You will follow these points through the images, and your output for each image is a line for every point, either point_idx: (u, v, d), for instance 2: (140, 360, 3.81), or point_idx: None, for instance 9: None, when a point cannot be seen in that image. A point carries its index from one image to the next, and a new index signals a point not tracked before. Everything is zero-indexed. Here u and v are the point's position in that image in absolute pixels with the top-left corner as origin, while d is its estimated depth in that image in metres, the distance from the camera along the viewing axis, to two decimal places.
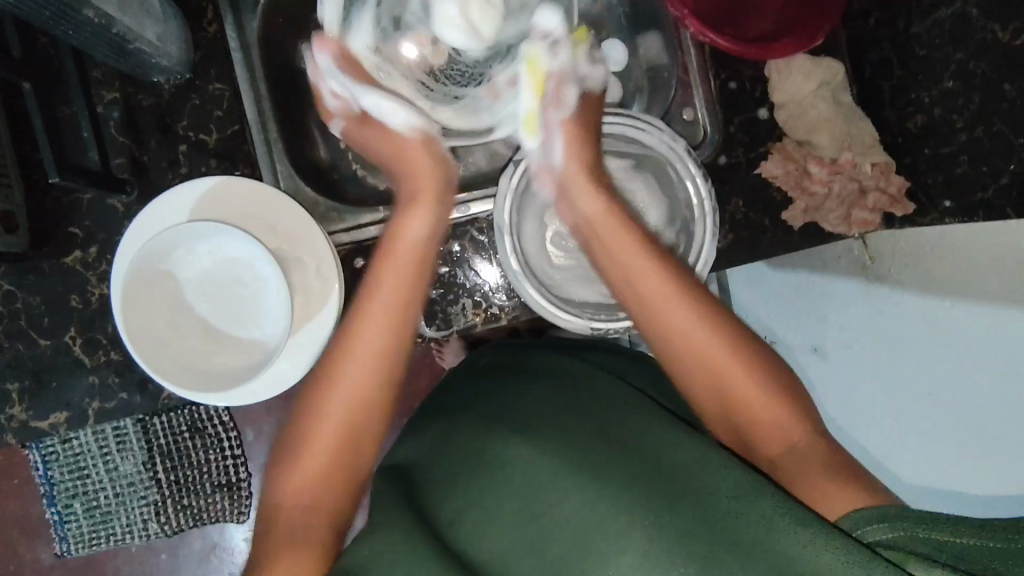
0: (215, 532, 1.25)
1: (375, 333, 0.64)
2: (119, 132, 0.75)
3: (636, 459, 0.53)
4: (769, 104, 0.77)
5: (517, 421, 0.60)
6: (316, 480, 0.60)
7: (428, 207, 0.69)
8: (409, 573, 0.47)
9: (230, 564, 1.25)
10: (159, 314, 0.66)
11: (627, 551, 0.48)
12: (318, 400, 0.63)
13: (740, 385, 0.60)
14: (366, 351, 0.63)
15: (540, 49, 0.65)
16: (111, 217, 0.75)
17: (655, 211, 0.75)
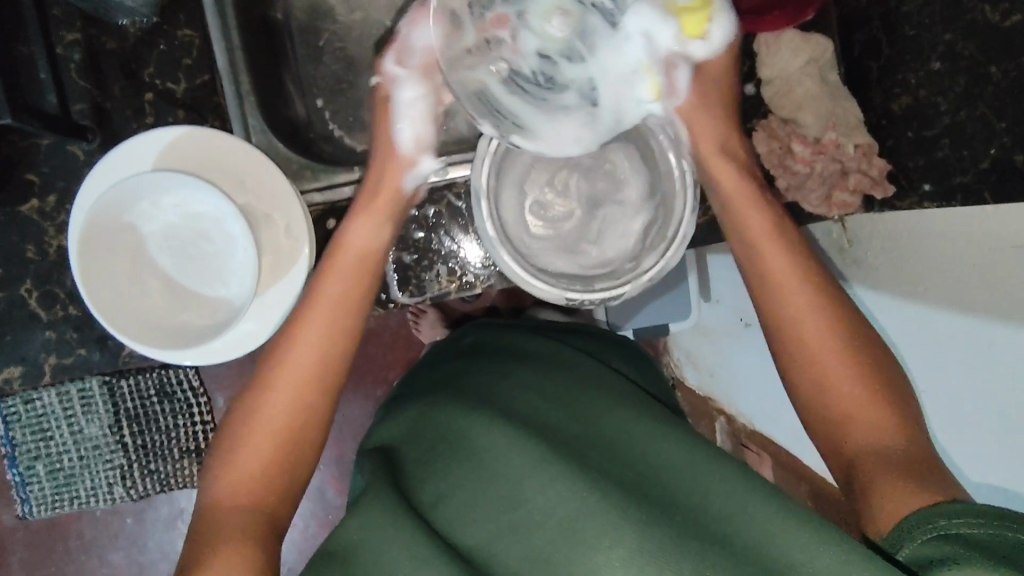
0: (182, 497, 1.26)
1: (314, 323, 0.65)
2: (81, 75, 0.71)
3: (624, 465, 0.52)
4: (755, 79, 0.77)
5: (503, 404, 0.59)
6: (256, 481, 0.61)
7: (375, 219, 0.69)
8: (396, 549, 0.47)
9: None
10: (120, 268, 0.63)
11: (616, 546, 0.45)
12: (255, 385, 0.64)
13: (799, 306, 0.64)
14: (303, 342, 0.65)
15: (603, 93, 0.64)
16: (71, 165, 0.71)
17: (633, 187, 0.71)
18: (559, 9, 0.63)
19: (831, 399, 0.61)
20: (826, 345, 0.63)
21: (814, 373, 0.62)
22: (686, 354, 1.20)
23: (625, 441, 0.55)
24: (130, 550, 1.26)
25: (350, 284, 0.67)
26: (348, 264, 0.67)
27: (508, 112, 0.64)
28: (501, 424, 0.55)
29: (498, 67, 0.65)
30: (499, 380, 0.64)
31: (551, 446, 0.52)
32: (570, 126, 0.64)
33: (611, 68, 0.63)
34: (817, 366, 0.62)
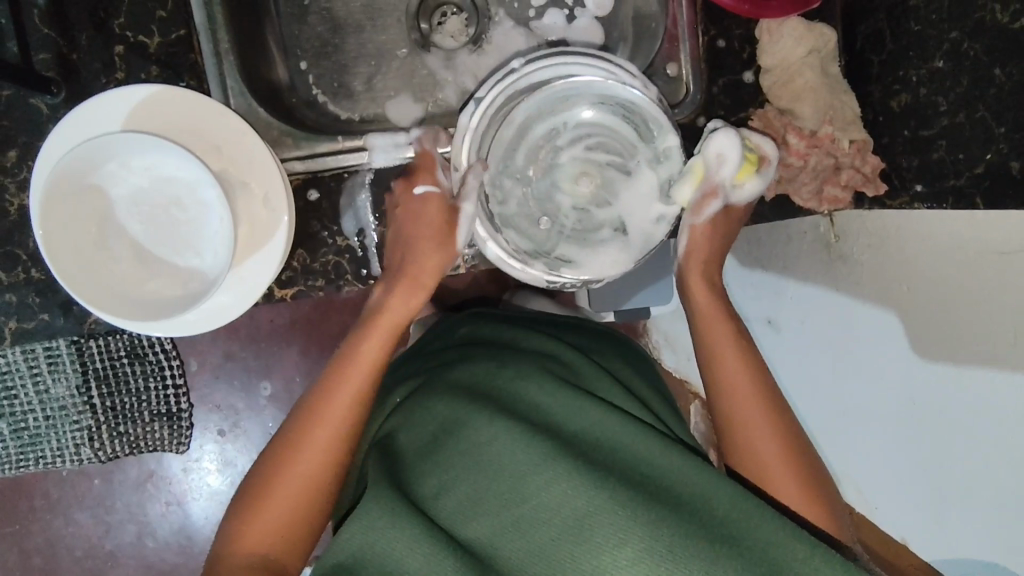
0: (152, 460, 1.24)
1: (350, 389, 0.64)
2: (45, 22, 0.66)
3: (625, 463, 0.55)
4: (755, 66, 0.74)
5: (502, 401, 0.62)
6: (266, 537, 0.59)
7: (410, 288, 0.68)
8: (411, 547, 0.51)
9: (167, 491, 1.26)
10: (86, 231, 0.60)
11: (625, 548, 0.48)
12: (282, 447, 0.62)
13: (727, 350, 0.67)
14: (335, 412, 0.63)
15: (625, 241, 0.71)
16: (34, 118, 0.67)
17: (616, 164, 0.71)
18: (584, 170, 0.72)
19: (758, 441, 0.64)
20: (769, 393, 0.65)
21: (734, 408, 0.65)
22: (664, 336, 1.21)
23: (618, 437, 0.57)
24: (97, 511, 1.25)
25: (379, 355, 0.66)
26: (377, 333, 0.67)
27: (557, 252, 0.71)
28: (503, 421, 0.58)
29: (543, 223, 0.72)
30: (495, 376, 0.67)
31: (554, 443, 0.55)
32: (611, 252, 0.71)
33: (632, 203, 0.71)
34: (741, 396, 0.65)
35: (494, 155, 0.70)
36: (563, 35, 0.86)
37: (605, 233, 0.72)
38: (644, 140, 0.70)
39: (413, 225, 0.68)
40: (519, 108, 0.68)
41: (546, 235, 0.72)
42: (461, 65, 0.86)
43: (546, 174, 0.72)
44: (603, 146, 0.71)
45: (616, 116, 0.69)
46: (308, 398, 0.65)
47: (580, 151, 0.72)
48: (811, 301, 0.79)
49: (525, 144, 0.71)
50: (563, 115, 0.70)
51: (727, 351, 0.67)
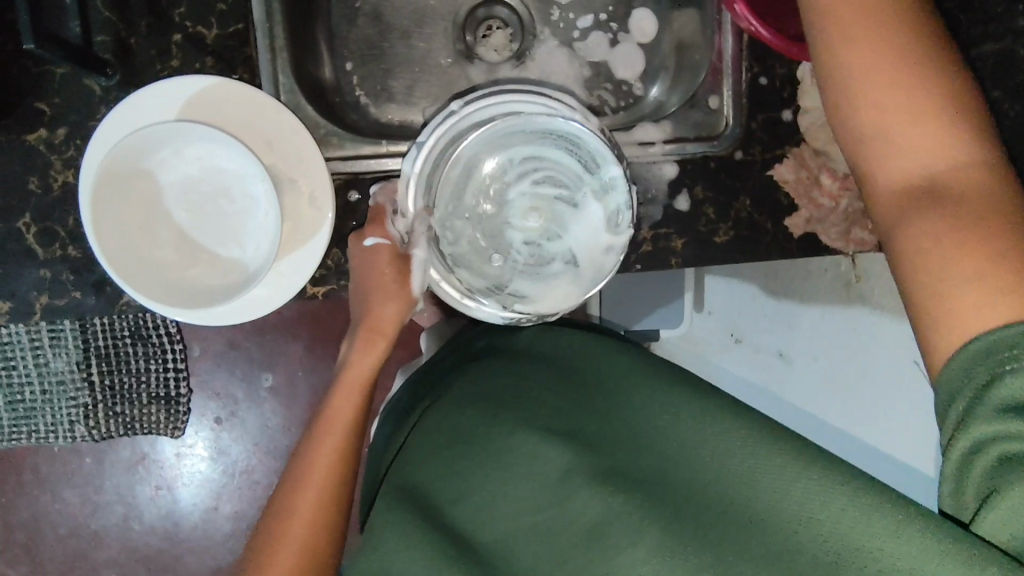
0: (145, 442, 1.24)
1: (334, 440, 0.63)
2: (106, 4, 0.67)
3: (648, 466, 0.57)
4: (794, 106, 0.76)
5: (518, 411, 0.64)
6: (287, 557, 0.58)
7: (375, 344, 0.66)
8: (428, 543, 0.53)
9: (158, 476, 1.25)
10: (134, 215, 0.61)
11: (641, 550, 0.50)
12: (284, 502, 0.61)
13: (874, 68, 0.51)
14: (323, 462, 0.62)
15: (575, 281, 0.64)
16: (86, 98, 0.68)
17: (564, 199, 0.65)
18: (533, 205, 0.65)
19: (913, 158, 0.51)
20: (978, 196, 0.49)
21: (895, 124, 0.51)
22: None
23: (637, 443, 0.59)
24: (86, 489, 1.24)
25: (354, 399, 0.65)
26: (356, 379, 0.65)
27: (511, 287, 0.65)
28: (522, 433, 0.60)
29: (497, 260, 0.65)
30: (510, 389, 0.67)
31: (573, 453, 0.57)
32: (563, 288, 0.64)
33: (584, 236, 0.64)
34: (911, 133, 0.51)
35: (439, 196, 0.64)
36: (605, 58, 0.88)
37: (557, 269, 0.64)
38: (592, 174, 0.63)
39: (363, 276, 0.63)
40: (463, 147, 0.63)
41: (495, 273, 0.65)
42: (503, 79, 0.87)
43: (496, 209, 0.66)
44: (550, 179, 0.64)
45: (560, 149, 0.64)
46: (301, 450, 0.64)
47: (528, 185, 0.65)
48: (828, 327, 0.86)
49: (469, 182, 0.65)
50: (507, 150, 0.64)
51: (897, 117, 0.51)
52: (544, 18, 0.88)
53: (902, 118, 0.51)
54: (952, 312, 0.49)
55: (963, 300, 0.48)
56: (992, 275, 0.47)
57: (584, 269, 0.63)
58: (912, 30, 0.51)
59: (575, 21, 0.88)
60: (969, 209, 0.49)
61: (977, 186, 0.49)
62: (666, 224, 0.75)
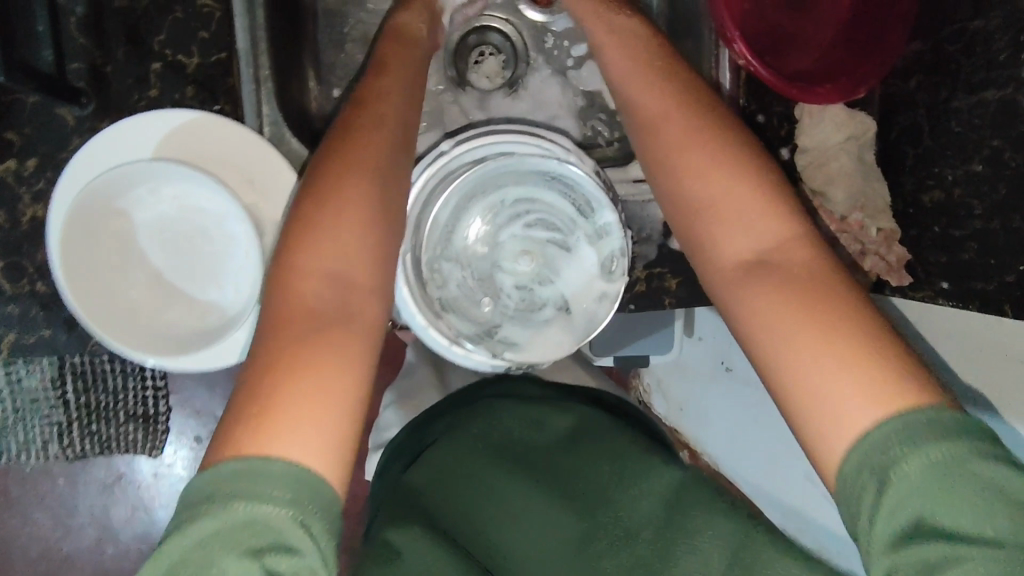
0: (121, 462, 1.18)
1: (361, 289, 0.53)
2: (80, 31, 0.64)
3: (645, 541, 0.58)
4: (793, 145, 0.74)
5: (533, 474, 0.63)
6: (304, 343, 0.48)
7: (395, 99, 0.61)
8: None
9: (134, 496, 1.20)
10: (107, 255, 0.58)
11: None
12: (276, 347, 0.48)
13: (679, 132, 0.60)
14: (349, 332, 0.51)
15: (565, 328, 0.62)
16: (59, 129, 0.65)
17: (557, 243, 0.62)
18: (525, 249, 0.63)
19: (726, 220, 0.56)
20: (793, 258, 0.52)
21: (703, 196, 0.57)
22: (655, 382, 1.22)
23: (637, 521, 0.59)
24: (57, 512, 1.19)
25: (377, 178, 0.55)
26: (354, 282, 0.53)
27: (500, 332, 0.63)
28: (535, 502, 0.61)
29: (485, 303, 0.63)
30: (521, 441, 0.66)
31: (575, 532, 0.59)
32: (554, 335, 0.62)
33: (578, 282, 0.62)
34: (727, 186, 0.56)
35: (427, 240, 0.62)
36: (600, 88, 0.86)
37: (545, 315, 0.63)
38: (588, 221, 0.62)
39: (376, 100, 0.60)
40: (455, 188, 0.61)
41: (483, 316, 0.63)
42: (495, 107, 0.85)
43: (486, 251, 0.63)
44: (542, 223, 0.62)
45: (554, 191, 0.62)
46: (255, 370, 0.48)
47: (519, 228, 0.63)
48: None
49: (459, 224, 0.62)
50: (498, 192, 0.62)
51: (706, 169, 0.57)
52: (539, 46, 0.86)
53: (744, 220, 0.55)
54: (826, 402, 0.46)
55: (833, 378, 0.46)
56: (849, 350, 0.46)
57: (575, 316, 0.62)
58: (745, 153, 0.58)
59: (569, 49, 0.86)
60: (791, 276, 0.51)
61: (792, 252, 0.53)
62: (660, 263, 0.74)
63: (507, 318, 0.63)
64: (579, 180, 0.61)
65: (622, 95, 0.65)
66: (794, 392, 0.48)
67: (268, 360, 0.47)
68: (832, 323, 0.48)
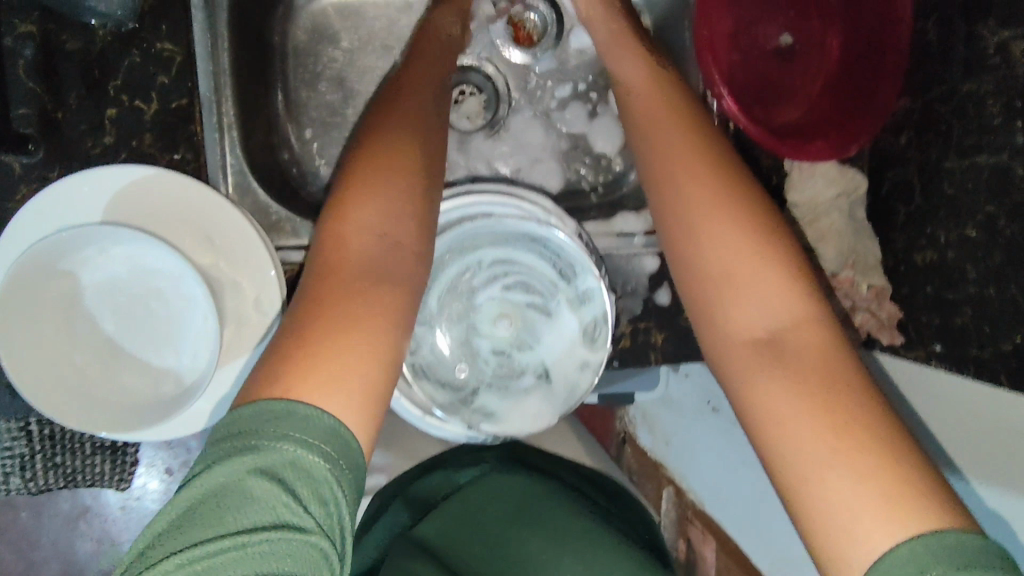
0: (88, 495, 1.10)
1: (402, 243, 0.51)
2: (30, 75, 0.60)
3: None
4: (781, 200, 0.73)
5: (534, 532, 0.65)
6: (364, 296, 0.48)
7: (428, 76, 0.61)
8: None
9: (99, 530, 1.11)
10: (51, 320, 0.54)
11: None
12: (322, 293, 0.47)
13: (701, 203, 0.55)
14: (394, 284, 0.50)
15: (545, 398, 0.59)
16: (3, 176, 0.60)
17: (537, 306, 0.60)
18: (503, 312, 0.60)
19: (747, 306, 0.52)
20: (818, 356, 0.48)
21: (724, 274, 0.53)
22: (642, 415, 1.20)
23: None
24: (20, 545, 1.11)
25: (416, 129, 0.55)
26: (401, 241, 0.51)
27: (476, 401, 0.59)
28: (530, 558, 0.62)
29: (461, 369, 0.60)
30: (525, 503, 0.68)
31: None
32: (534, 405, 0.59)
33: (558, 349, 0.59)
34: (754, 266, 0.52)
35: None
36: (584, 130, 0.83)
37: (524, 382, 0.60)
38: (569, 284, 0.59)
39: (411, 75, 0.60)
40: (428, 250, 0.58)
41: (459, 383, 0.60)
42: (475, 150, 0.81)
43: (461, 315, 0.60)
44: (522, 287, 0.60)
45: (533, 253, 0.59)
46: (307, 328, 0.46)
47: (497, 290, 0.60)
48: None
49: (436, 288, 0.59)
50: (475, 253, 0.59)
51: (730, 250, 0.53)
52: (521, 85, 0.83)
53: (760, 291, 0.51)
54: (828, 499, 0.44)
55: (847, 500, 0.43)
56: (856, 448, 0.44)
57: (556, 385, 0.59)
58: (764, 219, 0.54)
59: (553, 91, 0.83)
60: (813, 378, 0.47)
61: (816, 347, 0.49)
62: (646, 318, 0.70)
63: (484, 386, 0.60)
64: (561, 244, 0.58)
65: (641, 137, 0.62)
66: (805, 495, 0.45)
67: (315, 346, 0.44)
68: (851, 441, 0.44)
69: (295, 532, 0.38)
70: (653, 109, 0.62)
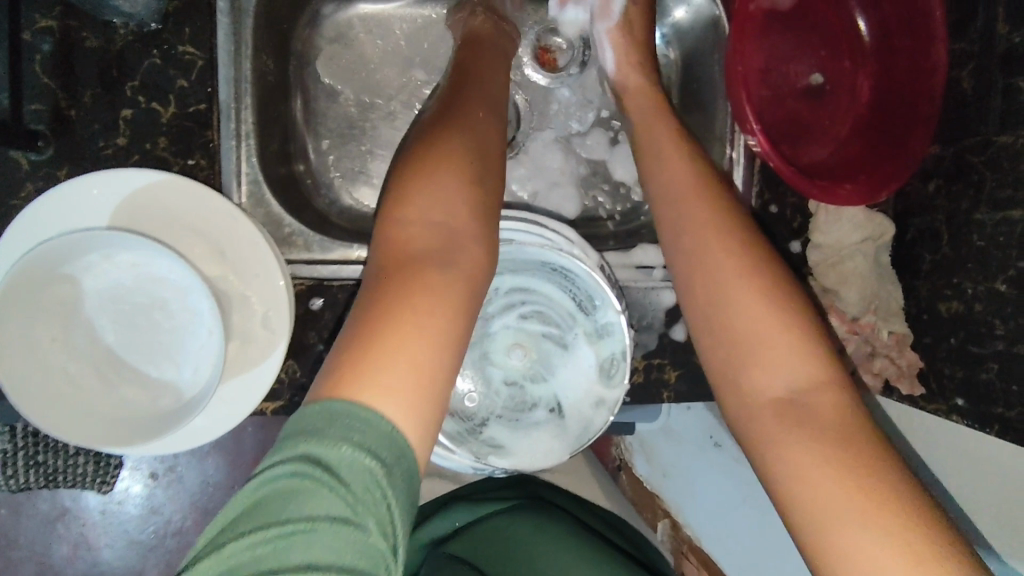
0: (67, 496, 1.06)
1: (459, 239, 0.49)
2: (45, 69, 0.58)
3: None
4: (804, 238, 0.72)
5: (558, 541, 0.65)
6: (421, 289, 0.45)
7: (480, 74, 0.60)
8: None
9: (77, 534, 1.07)
10: (46, 325, 0.52)
11: None
12: (380, 289, 0.45)
13: (715, 247, 0.54)
14: (452, 270, 0.47)
15: (557, 434, 0.56)
16: (9, 171, 0.58)
17: (554, 338, 0.59)
18: (517, 342, 0.59)
19: (759, 351, 0.50)
20: (832, 406, 0.47)
21: (734, 320, 0.52)
22: (638, 443, 1.16)
23: None
24: None
25: (471, 120, 0.54)
26: (454, 233, 0.48)
27: (484, 433, 0.57)
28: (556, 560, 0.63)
29: (471, 398, 0.58)
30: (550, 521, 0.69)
31: None
32: (545, 441, 0.56)
33: (573, 383, 0.57)
34: (767, 310, 0.51)
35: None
36: (605, 157, 0.82)
37: (536, 414, 0.58)
38: (588, 318, 0.57)
39: (461, 74, 0.59)
40: None
41: (468, 413, 0.57)
42: None
43: (475, 342, 0.59)
44: (539, 317, 0.59)
45: (553, 283, 0.58)
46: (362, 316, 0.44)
47: (513, 319, 0.59)
48: None
49: None
50: (493, 280, 0.58)
51: (743, 291, 0.52)
52: (543, 106, 0.81)
53: (770, 338, 0.50)
54: (844, 553, 0.41)
55: (865, 545, 0.40)
56: (883, 527, 0.40)
57: (569, 420, 0.57)
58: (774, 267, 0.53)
59: (575, 115, 0.82)
60: (830, 427, 0.45)
61: (828, 395, 0.47)
62: (660, 354, 0.68)
63: (494, 417, 0.58)
64: (582, 275, 0.55)
65: (656, 175, 0.61)
66: (815, 534, 0.43)
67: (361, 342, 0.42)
68: (875, 487, 0.42)
69: (360, 527, 0.35)
70: (672, 148, 0.61)
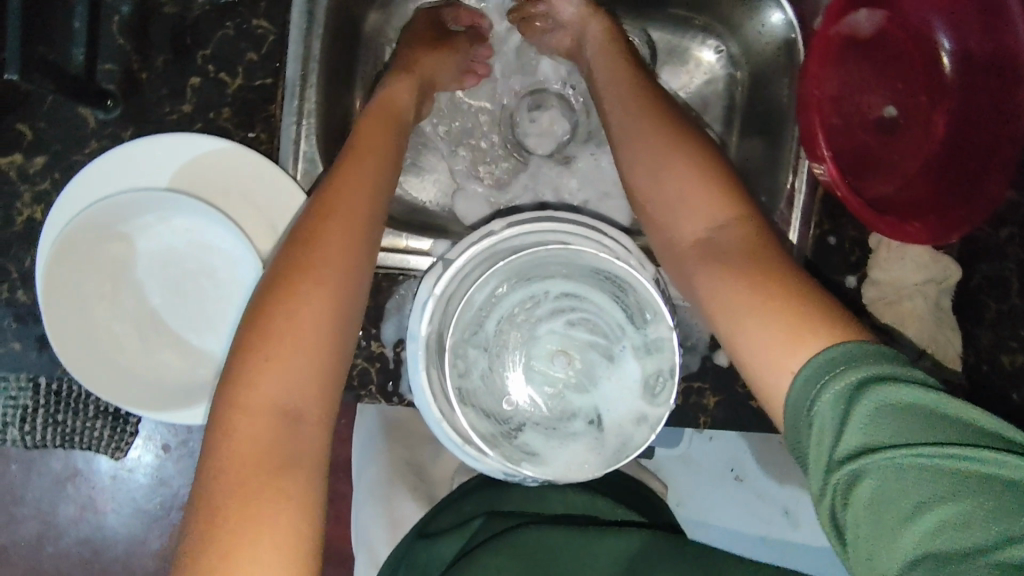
0: (80, 458, 1.06)
1: (307, 354, 0.46)
2: (122, 32, 0.59)
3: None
4: (861, 273, 0.69)
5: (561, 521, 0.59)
6: (271, 401, 0.44)
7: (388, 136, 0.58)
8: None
9: (86, 497, 1.07)
10: (98, 281, 0.52)
11: None
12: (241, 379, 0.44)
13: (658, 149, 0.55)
14: (301, 347, 0.46)
15: (594, 446, 0.54)
16: (77, 128, 0.59)
17: (600, 347, 0.57)
18: (561, 348, 0.58)
19: (696, 226, 0.51)
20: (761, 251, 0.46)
21: (679, 203, 0.53)
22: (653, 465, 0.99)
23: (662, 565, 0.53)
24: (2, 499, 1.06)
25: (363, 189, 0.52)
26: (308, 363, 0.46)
27: (519, 438, 0.55)
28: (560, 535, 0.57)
29: (511, 401, 0.57)
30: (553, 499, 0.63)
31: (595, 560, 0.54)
32: (582, 453, 0.54)
33: (616, 396, 0.56)
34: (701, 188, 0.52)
35: (459, 320, 0.55)
36: None
37: (573, 423, 0.56)
38: (639, 330, 0.56)
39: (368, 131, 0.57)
40: (498, 271, 0.55)
41: (505, 414, 0.56)
42: (545, 175, 0.78)
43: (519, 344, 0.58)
44: (586, 325, 0.57)
45: (604, 292, 0.57)
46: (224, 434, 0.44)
47: (560, 325, 0.58)
48: None
49: (496, 312, 0.57)
50: (544, 283, 0.57)
51: (681, 176, 0.53)
52: None
53: (707, 203, 0.51)
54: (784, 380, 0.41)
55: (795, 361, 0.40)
56: (807, 336, 0.41)
57: (609, 433, 0.55)
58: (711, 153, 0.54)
59: None
60: (758, 272, 0.45)
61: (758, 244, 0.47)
62: (702, 377, 0.66)
63: (530, 422, 0.56)
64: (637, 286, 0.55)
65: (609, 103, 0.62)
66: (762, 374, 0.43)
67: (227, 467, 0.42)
68: (802, 317, 0.41)
69: None
70: (623, 99, 0.60)
